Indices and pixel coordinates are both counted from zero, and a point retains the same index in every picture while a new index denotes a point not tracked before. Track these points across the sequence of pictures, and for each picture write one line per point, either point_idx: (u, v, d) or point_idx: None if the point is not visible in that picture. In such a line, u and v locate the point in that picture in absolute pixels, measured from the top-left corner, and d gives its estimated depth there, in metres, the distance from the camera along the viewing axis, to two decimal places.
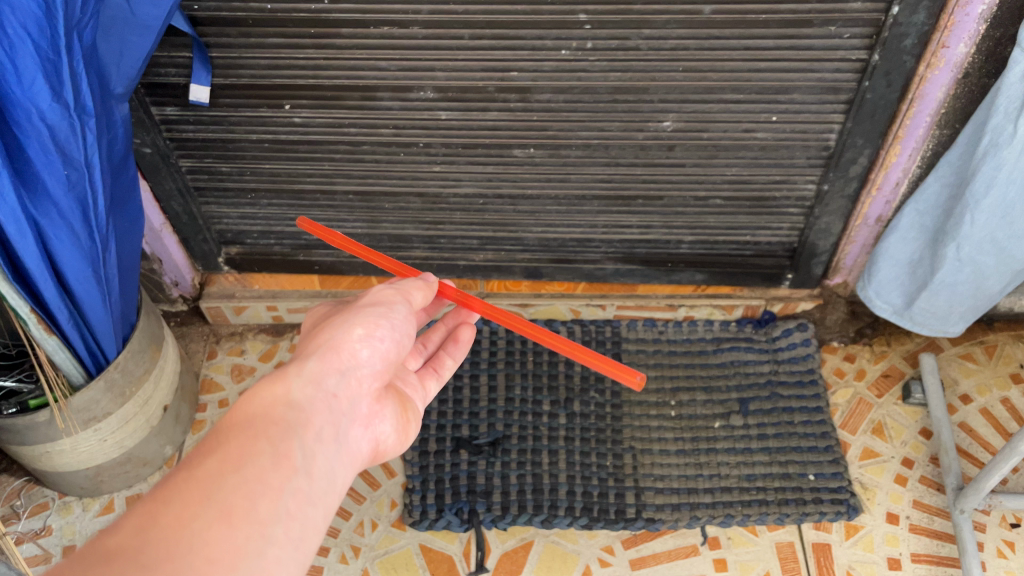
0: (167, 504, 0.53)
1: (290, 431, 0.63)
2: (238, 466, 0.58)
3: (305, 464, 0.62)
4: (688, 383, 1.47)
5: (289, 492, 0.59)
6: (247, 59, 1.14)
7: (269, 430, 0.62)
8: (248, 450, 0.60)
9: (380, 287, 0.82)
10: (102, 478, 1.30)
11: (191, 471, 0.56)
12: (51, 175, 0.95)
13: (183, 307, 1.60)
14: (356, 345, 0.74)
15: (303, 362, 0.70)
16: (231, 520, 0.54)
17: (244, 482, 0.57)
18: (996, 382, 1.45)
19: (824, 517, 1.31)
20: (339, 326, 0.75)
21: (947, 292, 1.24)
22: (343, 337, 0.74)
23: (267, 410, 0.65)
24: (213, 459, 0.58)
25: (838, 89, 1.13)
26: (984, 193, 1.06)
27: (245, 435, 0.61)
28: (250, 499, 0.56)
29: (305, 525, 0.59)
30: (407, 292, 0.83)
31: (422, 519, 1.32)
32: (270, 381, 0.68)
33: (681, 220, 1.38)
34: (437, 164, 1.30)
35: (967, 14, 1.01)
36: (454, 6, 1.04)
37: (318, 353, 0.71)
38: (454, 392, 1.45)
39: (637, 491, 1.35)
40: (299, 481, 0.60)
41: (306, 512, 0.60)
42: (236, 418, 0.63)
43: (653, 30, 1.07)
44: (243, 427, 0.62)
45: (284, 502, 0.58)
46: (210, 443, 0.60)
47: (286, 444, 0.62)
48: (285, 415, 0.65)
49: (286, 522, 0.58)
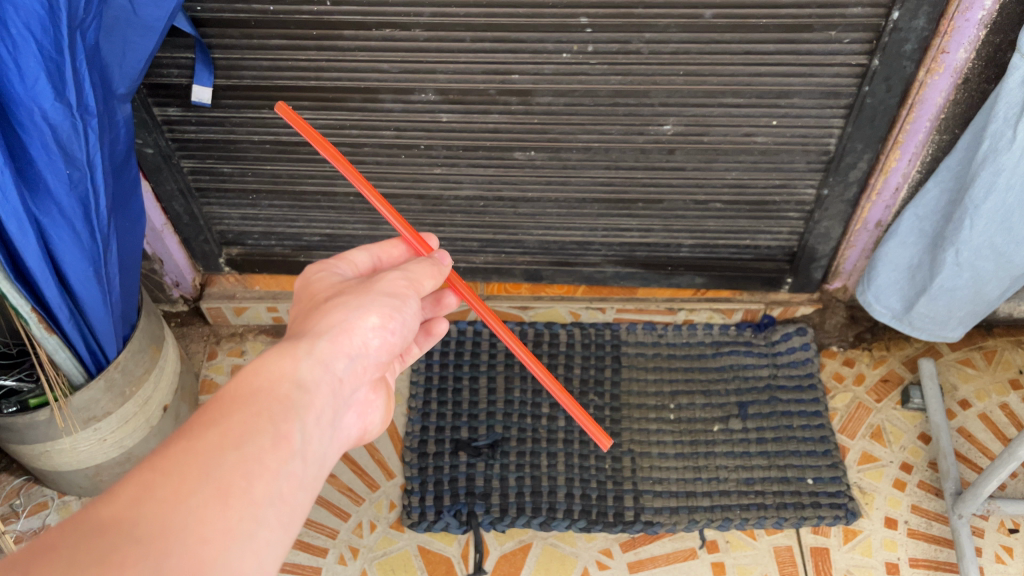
0: (165, 475, 0.50)
1: (292, 411, 0.60)
2: (239, 442, 0.55)
3: (303, 448, 0.59)
4: (688, 387, 1.47)
5: (285, 475, 0.56)
6: (248, 60, 1.14)
7: (272, 408, 0.59)
8: (250, 426, 0.57)
9: (395, 270, 0.78)
10: (102, 478, 1.29)
11: (190, 442, 0.53)
12: (53, 174, 0.94)
13: (183, 308, 1.60)
14: (367, 332, 0.71)
15: (314, 340, 0.67)
16: (227, 499, 0.52)
17: (243, 460, 0.54)
18: (995, 388, 1.46)
19: (822, 521, 1.32)
20: (352, 308, 0.72)
21: (947, 297, 1.24)
22: (356, 321, 0.71)
23: (272, 384, 0.61)
24: (214, 431, 0.54)
25: (839, 94, 1.13)
26: (984, 199, 1.07)
27: (248, 410, 0.58)
28: (247, 479, 0.54)
29: (295, 510, 0.57)
30: (420, 282, 0.80)
31: (421, 521, 1.32)
32: (280, 354, 0.64)
33: (681, 223, 1.39)
34: (438, 166, 1.30)
35: (967, 19, 1.01)
36: (454, 8, 1.04)
37: (329, 334, 0.68)
38: (454, 394, 1.45)
39: (636, 494, 1.35)
40: (297, 465, 0.58)
41: (298, 496, 0.57)
42: (239, 387, 0.60)
43: (654, 34, 1.07)
44: (247, 399, 0.59)
45: (279, 485, 0.56)
46: (211, 412, 0.56)
47: (288, 424, 0.59)
48: (290, 393, 0.62)
49: (279, 506, 0.55)
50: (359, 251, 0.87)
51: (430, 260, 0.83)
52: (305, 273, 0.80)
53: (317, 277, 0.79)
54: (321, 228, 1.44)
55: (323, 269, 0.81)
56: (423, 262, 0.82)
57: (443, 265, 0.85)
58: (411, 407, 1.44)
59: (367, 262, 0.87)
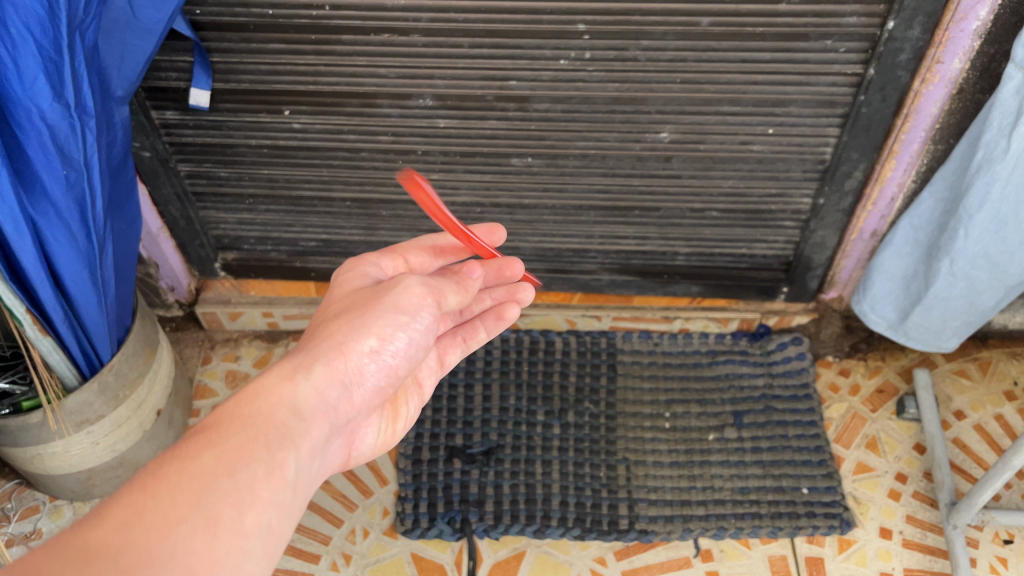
0: (155, 498, 0.50)
1: (288, 439, 0.60)
2: (233, 469, 0.55)
3: (295, 478, 0.59)
4: (683, 396, 1.47)
5: (275, 506, 0.56)
6: (246, 64, 1.14)
7: (268, 434, 0.59)
8: (246, 452, 0.57)
9: (413, 279, 0.76)
10: (94, 482, 1.29)
11: (184, 464, 0.53)
12: (50, 174, 0.94)
13: (178, 313, 1.59)
14: (364, 357, 0.70)
15: (311, 364, 0.67)
16: (217, 529, 0.51)
17: (235, 488, 0.54)
18: (990, 399, 1.46)
19: (817, 530, 1.31)
20: (356, 329, 0.70)
21: (941, 307, 1.24)
22: (354, 344, 0.70)
23: (270, 409, 0.61)
24: (209, 456, 0.55)
25: (834, 103, 1.14)
26: (978, 209, 1.07)
27: (244, 436, 0.58)
28: (238, 508, 0.53)
29: (278, 541, 0.56)
30: (442, 292, 0.77)
31: (414, 528, 1.31)
32: (278, 378, 0.64)
33: (677, 231, 1.39)
34: (435, 171, 1.30)
35: (961, 30, 1.02)
36: (454, 14, 1.05)
37: (326, 357, 0.68)
38: (449, 401, 1.45)
39: (631, 502, 1.35)
40: (287, 495, 0.57)
41: (284, 527, 0.57)
42: (235, 411, 0.60)
43: (651, 42, 1.07)
44: (243, 423, 0.59)
45: (269, 516, 0.55)
46: (207, 434, 0.57)
47: (283, 453, 0.59)
48: (287, 420, 0.61)
49: (265, 537, 0.55)
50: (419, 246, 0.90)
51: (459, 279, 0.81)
52: (338, 275, 0.82)
53: (342, 281, 0.80)
54: (317, 233, 1.44)
55: (355, 270, 0.82)
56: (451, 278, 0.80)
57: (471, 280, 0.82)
58: None
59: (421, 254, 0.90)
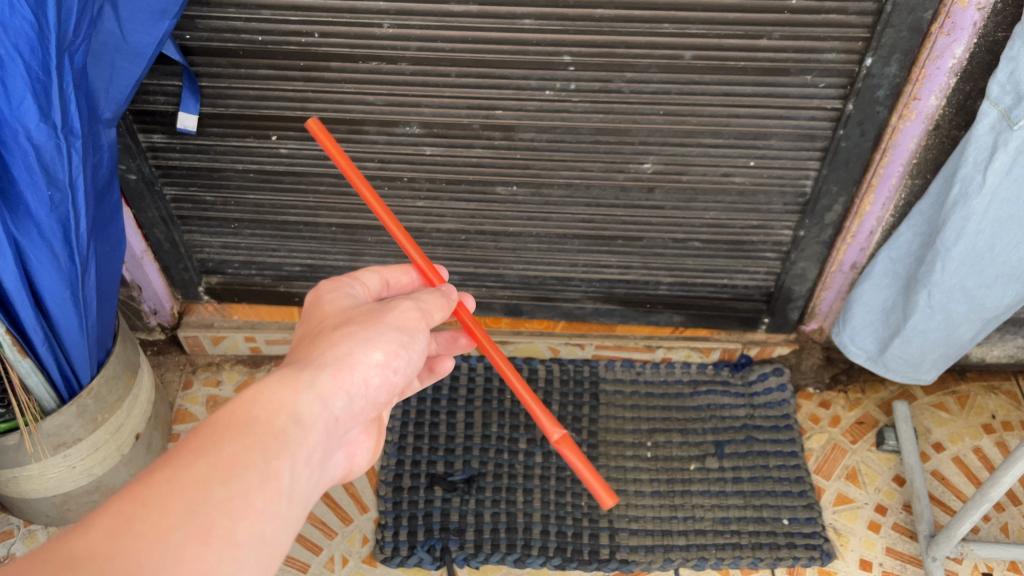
0: (147, 507, 0.49)
1: (286, 447, 0.59)
2: (227, 477, 0.54)
3: (291, 488, 0.57)
4: (665, 425, 1.47)
5: (269, 517, 0.55)
6: (234, 89, 1.15)
7: (265, 442, 0.58)
8: (242, 459, 0.55)
9: (408, 300, 0.77)
10: (69, 507, 1.27)
11: (176, 472, 0.52)
12: (35, 195, 0.94)
13: (160, 336, 1.58)
14: (370, 369, 0.69)
15: (316, 373, 0.65)
16: (208, 538, 0.50)
17: (229, 497, 0.53)
18: (968, 431, 1.47)
19: (797, 562, 1.32)
20: (360, 342, 0.70)
21: (919, 339, 1.25)
22: (360, 356, 0.69)
23: (268, 416, 0.60)
24: (203, 462, 0.53)
25: (814, 137, 1.16)
26: (955, 242, 1.08)
27: (241, 443, 0.56)
28: (230, 518, 0.52)
29: (274, 551, 0.55)
30: (431, 314, 0.78)
31: (393, 556, 1.31)
32: (280, 384, 0.62)
33: (660, 261, 1.40)
34: (421, 199, 1.31)
35: (937, 67, 1.05)
36: (442, 43, 1.06)
37: (332, 367, 0.67)
38: (431, 428, 1.45)
39: (612, 532, 1.34)
40: (282, 506, 0.56)
41: (279, 536, 0.55)
42: (234, 415, 0.58)
43: (635, 73, 1.09)
44: (240, 429, 0.57)
45: (263, 526, 0.54)
46: (201, 439, 0.55)
47: (280, 461, 0.57)
48: (287, 427, 0.60)
49: (259, 548, 0.53)
50: (369, 272, 0.85)
51: (440, 292, 0.82)
52: (318, 292, 0.78)
53: (328, 297, 0.78)
54: (301, 258, 1.45)
55: (335, 289, 0.79)
56: (435, 293, 0.81)
57: (452, 294, 0.84)
58: (386, 440, 1.43)
59: (376, 283, 0.85)
